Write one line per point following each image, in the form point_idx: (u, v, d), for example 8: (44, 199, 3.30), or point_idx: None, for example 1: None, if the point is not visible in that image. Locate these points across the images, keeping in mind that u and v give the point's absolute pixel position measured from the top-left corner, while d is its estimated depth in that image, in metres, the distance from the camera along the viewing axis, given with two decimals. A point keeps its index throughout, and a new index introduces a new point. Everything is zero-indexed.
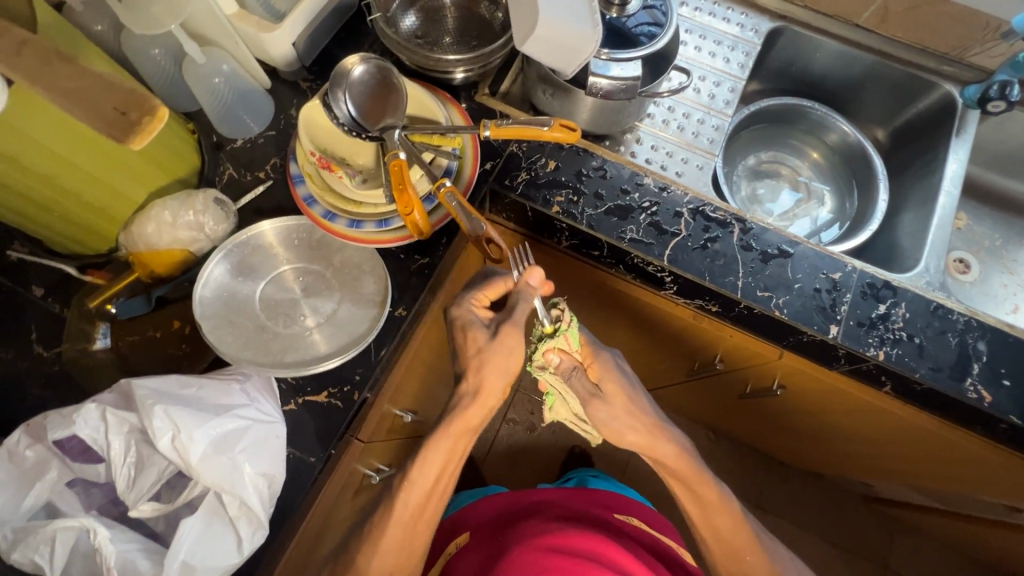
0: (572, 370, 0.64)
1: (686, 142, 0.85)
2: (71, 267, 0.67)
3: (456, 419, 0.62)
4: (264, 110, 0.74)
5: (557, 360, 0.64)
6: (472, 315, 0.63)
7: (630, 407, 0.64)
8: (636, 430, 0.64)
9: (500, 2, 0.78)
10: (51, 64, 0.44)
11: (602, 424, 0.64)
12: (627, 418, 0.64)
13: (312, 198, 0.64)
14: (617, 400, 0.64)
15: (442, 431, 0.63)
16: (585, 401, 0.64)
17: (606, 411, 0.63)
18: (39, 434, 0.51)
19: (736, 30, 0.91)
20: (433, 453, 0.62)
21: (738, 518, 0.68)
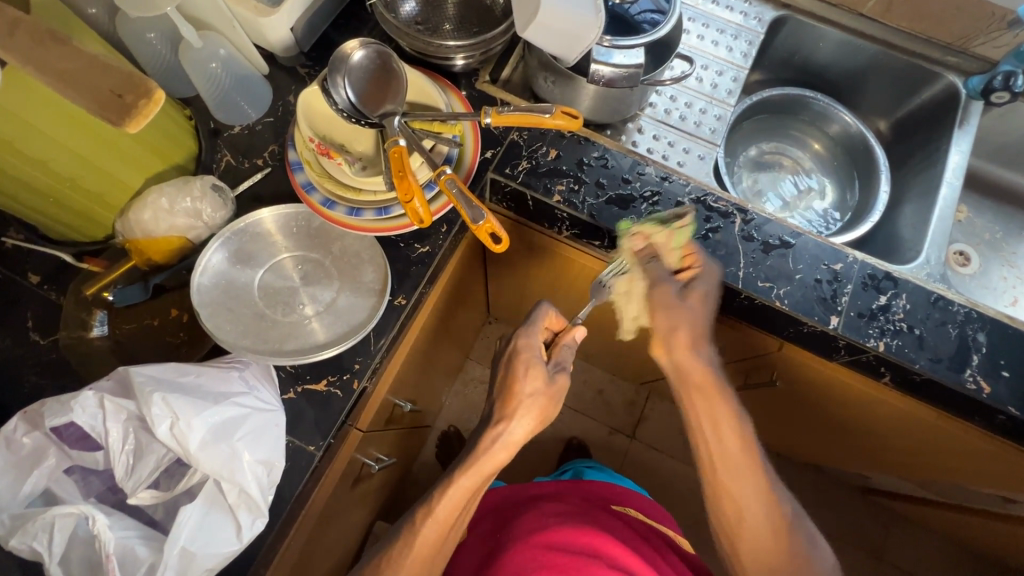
0: (650, 256, 0.68)
1: (688, 132, 0.84)
2: (68, 255, 0.66)
3: (494, 456, 0.64)
4: (261, 97, 0.73)
5: (640, 245, 0.68)
6: (537, 353, 0.67)
7: (699, 309, 0.65)
8: (684, 325, 0.64)
9: None
10: (45, 46, 0.43)
11: (662, 306, 0.65)
12: (693, 317, 0.64)
13: (310, 185, 0.64)
14: (698, 304, 0.65)
15: (480, 463, 0.64)
16: (655, 280, 0.66)
17: (676, 296, 0.64)
18: (37, 421, 0.50)
19: (739, 19, 0.90)
20: (467, 485, 0.64)
21: (743, 433, 0.64)
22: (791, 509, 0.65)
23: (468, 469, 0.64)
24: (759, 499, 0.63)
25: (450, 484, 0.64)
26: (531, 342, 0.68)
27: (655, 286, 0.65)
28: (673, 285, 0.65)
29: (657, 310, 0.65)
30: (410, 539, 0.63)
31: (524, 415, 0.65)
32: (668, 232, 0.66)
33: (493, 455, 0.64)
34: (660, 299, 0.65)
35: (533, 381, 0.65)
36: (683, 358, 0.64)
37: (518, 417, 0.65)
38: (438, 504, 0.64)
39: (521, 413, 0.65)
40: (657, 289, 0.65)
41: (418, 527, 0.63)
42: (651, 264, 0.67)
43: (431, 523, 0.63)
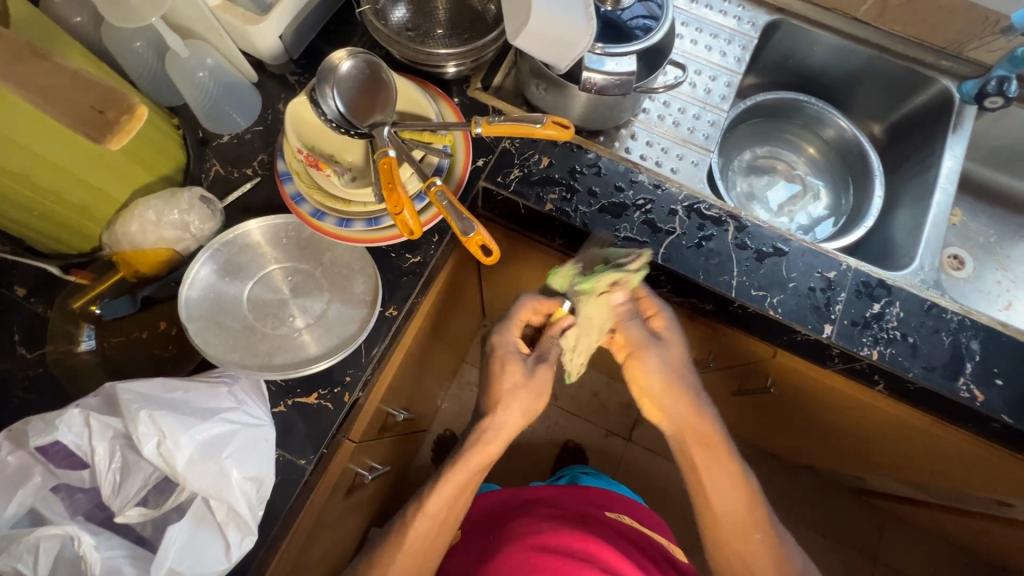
0: (629, 312, 0.69)
1: (682, 138, 0.83)
2: (54, 267, 0.65)
3: (478, 451, 0.66)
4: (251, 105, 0.72)
5: (615, 293, 0.66)
6: (512, 346, 0.68)
7: (681, 364, 0.69)
8: (675, 387, 0.68)
9: None
10: (24, 61, 0.43)
11: (649, 371, 0.68)
12: (675, 374, 0.69)
13: (300, 197, 0.63)
14: (679, 357, 0.69)
15: (465, 459, 0.65)
16: (642, 342, 0.68)
17: (659, 354, 0.68)
18: (21, 440, 0.49)
19: (732, 23, 0.90)
20: (454, 481, 0.66)
21: (745, 490, 0.67)
22: (802, 562, 0.68)
23: (456, 465, 0.66)
24: (767, 555, 0.66)
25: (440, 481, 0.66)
26: (508, 337, 0.68)
27: (636, 347, 0.68)
28: (654, 344, 0.68)
29: (643, 368, 0.69)
30: (400, 534, 0.65)
31: (507, 412, 0.66)
32: (627, 277, 0.65)
33: (477, 449, 0.66)
34: (642, 360, 0.69)
35: (514, 377, 0.66)
36: (676, 416, 0.69)
37: (498, 414, 0.66)
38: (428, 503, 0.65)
39: (499, 411, 0.66)
40: (638, 350, 0.69)
41: (409, 525, 0.65)
42: (631, 321, 0.69)
43: (421, 521, 0.65)
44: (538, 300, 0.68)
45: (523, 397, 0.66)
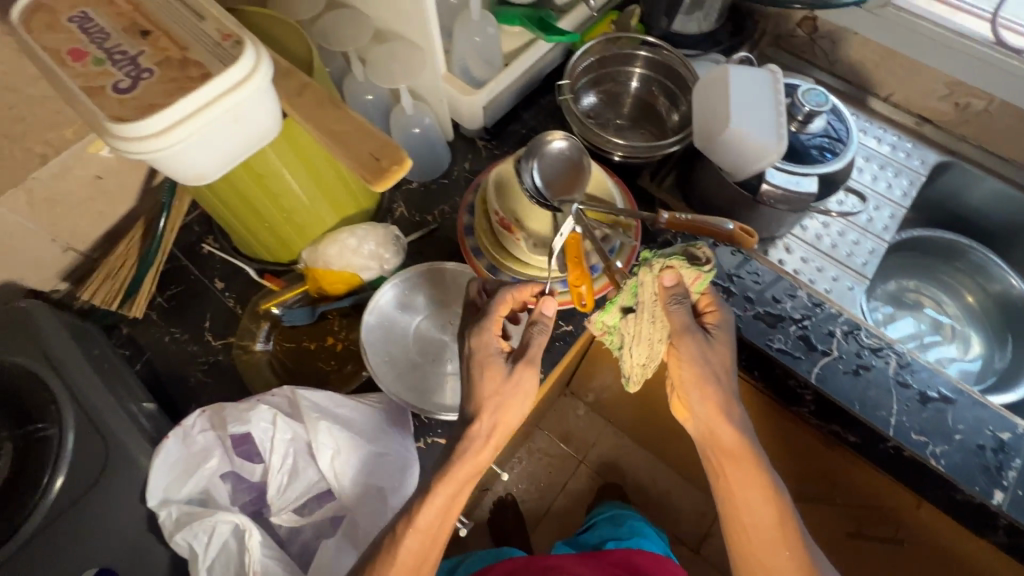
0: (682, 297, 0.56)
1: (837, 260, 0.83)
2: (253, 269, 0.73)
3: (433, 512, 0.51)
4: (441, 160, 0.80)
5: (670, 283, 0.56)
6: (494, 347, 0.54)
7: (724, 361, 0.58)
8: (709, 384, 0.56)
9: (679, 104, 0.81)
10: (325, 109, 0.51)
11: (687, 362, 0.57)
12: (718, 374, 0.57)
13: (478, 251, 0.69)
14: (724, 355, 0.58)
15: (415, 528, 0.50)
16: (682, 331, 0.57)
17: (702, 349, 0.56)
18: (216, 422, 0.54)
19: (900, 158, 0.90)
20: (418, 550, 0.50)
21: (779, 505, 0.57)
22: None
23: (408, 535, 0.50)
24: None
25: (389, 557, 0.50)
26: (487, 343, 0.54)
27: (682, 334, 0.57)
28: (699, 338, 0.57)
29: (678, 364, 0.58)
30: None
31: (479, 454, 0.51)
32: (697, 274, 0.57)
33: (428, 513, 0.50)
34: (679, 354, 0.57)
35: (487, 392, 0.52)
36: (708, 419, 0.58)
37: (464, 465, 0.51)
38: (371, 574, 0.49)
39: (476, 431, 0.52)
40: (677, 340, 0.57)
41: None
42: (678, 308, 0.56)
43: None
44: (515, 287, 0.57)
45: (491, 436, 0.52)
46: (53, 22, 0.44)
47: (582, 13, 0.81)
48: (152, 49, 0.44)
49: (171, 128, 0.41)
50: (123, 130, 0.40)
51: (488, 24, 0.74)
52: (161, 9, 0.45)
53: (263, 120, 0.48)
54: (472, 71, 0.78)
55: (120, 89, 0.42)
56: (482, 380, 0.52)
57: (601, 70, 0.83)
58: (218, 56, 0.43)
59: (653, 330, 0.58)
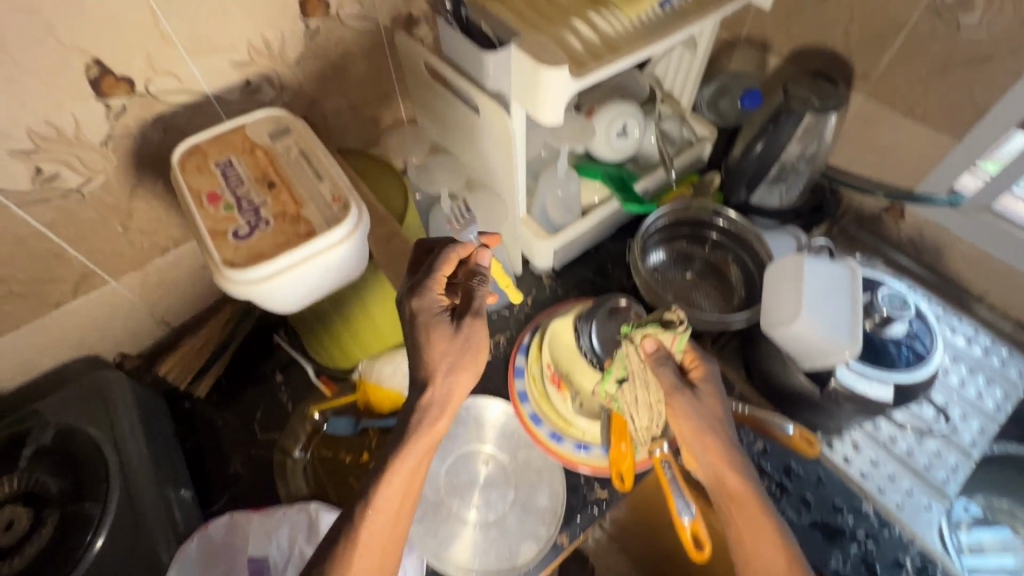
0: (665, 360, 0.56)
1: (913, 470, 0.75)
2: (312, 368, 0.77)
3: (392, 504, 0.49)
4: (507, 290, 0.83)
5: (652, 348, 0.56)
6: (439, 306, 0.52)
7: (718, 410, 0.56)
8: (708, 439, 0.54)
9: (750, 282, 0.80)
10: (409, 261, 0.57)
11: (681, 421, 0.55)
12: (716, 424, 0.55)
13: (526, 396, 0.69)
14: (716, 406, 0.56)
15: (375, 519, 0.48)
16: (671, 392, 0.55)
17: (691, 406, 0.55)
18: (240, 525, 0.60)
19: (992, 365, 0.83)
20: (383, 537, 0.48)
21: (792, 552, 0.51)
22: None
23: (367, 522, 0.47)
24: None
25: (349, 550, 0.47)
26: (428, 300, 0.52)
27: (671, 395, 0.55)
28: (688, 395, 0.55)
29: (678, 423, 0.55)
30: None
31: (434, 426, 0.51)
32: (673, 335, 0.56)
33: (385, 499, 0.48)
34: (673, 412, 0.55)
35: (438, 355, 0.50)
36: (715, 468, 0.55)
37: (423, 434, 0.50)
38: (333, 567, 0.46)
39: (428, 399, 0.51)
40: (670, 399, 0.55)
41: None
42: (663, 369, 0.56)
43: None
44: (459, 244, 0.54)
45: (445, 413, 0.51)
46: (202, 166, 0.52)
47: (660, 173, 0.85)
48: (274, 198, 0.51)
49: (269, 277, 0.46)
50: (231, 274, 0.45)
51: (571, 182, 0.80)
52: (290, 166, 0.53)
53: (351, 270, 0.52)
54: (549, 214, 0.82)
55: (238, 235, 0.47)
56: (424, 338, 0.51)
57: (674, 229, 0.84)
58: (325, 216, 0.49)
59: (647, 395, 0.56)
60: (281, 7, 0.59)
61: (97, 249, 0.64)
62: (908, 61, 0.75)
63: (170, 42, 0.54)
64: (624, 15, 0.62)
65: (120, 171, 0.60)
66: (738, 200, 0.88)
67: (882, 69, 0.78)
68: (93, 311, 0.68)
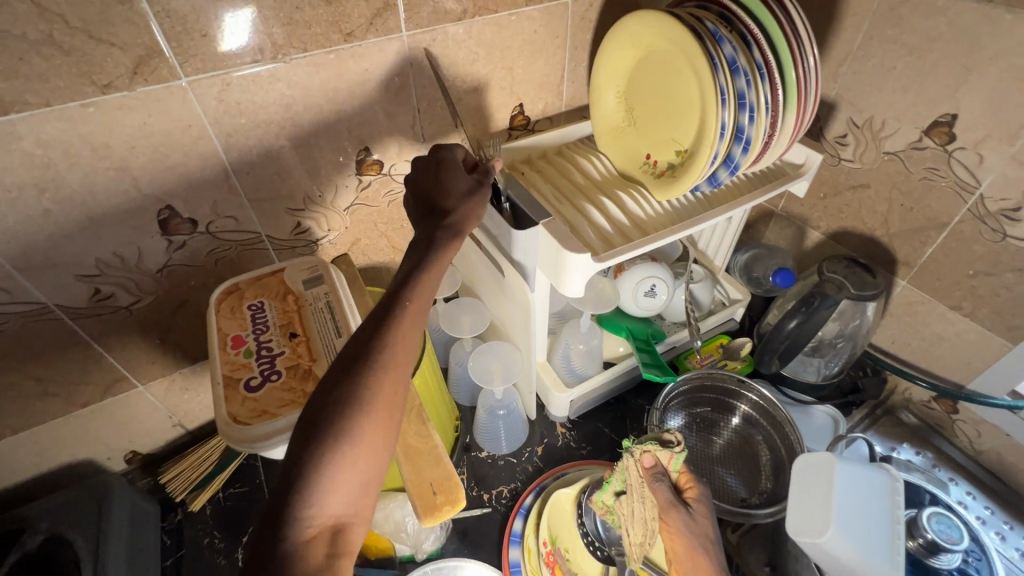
0: (662, 479, 0.57)
1: None
2: None
3: (406, 329, 0.44)
4: (518, 436, 0.79)
5: (650, 463, 0.58)
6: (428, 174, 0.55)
7: (710, 531, 0.56)
8: (704, 560, 0.53)
9: (780, 472, 0.73)
10: (411, 415, 0.56)
11: (673, 538, 0.55)
12: (707, 546, 0.54)
13: (518, 571, 0.64)
14: (710, 527, 0.56)
15: (394, 345, 0.43)
16: (666, 509, 0.56)
17: (688, 524, 0.55)
18: None
19: None
20: (401, 364, 0.43)
21: None
22: None
23: (385, 356, 0.42)
24: None
25: (363, 371, 0.41)
26: (457, 152, 0.57)
27: (665, 512, 0.56)
28: (683, 511, 0.56)
29: (671, 544, 0.55)
30: (338, 464, 0.38)
31: (448, 251, 0.49)
32: (670, 454, 0.58)
33: (403, 327, 0.44)
34: (669, 530, 0.55)
35: (458, 189, 0.54)
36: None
37: (431, 276, 0.47)
38: (348, 389, 0.40)
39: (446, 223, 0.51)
40: (665, 515, 0.56)
41: (338, 444, 0.38)
42: (661, 486, 0.57)
43: (364, 428, 0.39)
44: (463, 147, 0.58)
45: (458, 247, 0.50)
46: (236, 307, 0.56)
47: (684, 335, 0.85)
48: (292, 348, 0.53)
49: (266, 436, 0.46)
50: (232, 429, 0.46)
51: (594, 336, 0.79)
52: (313, 316, 0.55)
53: None
54: (571, 361, 0.80)
55: (249, 386, 0.49)
56: (451, 172, 0.54)
57: (697, 394, 0.81)
58: None
59: (641, 508, 0.57)
60: (339, 165, 0.65)
61: (132, 358, 0.67)
62: (952, 258, 0.73)
63: (235, 191, 0.61)
64: (654, 198, 0.67)
65: (169, 293, 0.65)
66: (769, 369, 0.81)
67: (924, 260, 0.76)
68: (116, 412, 0.71)
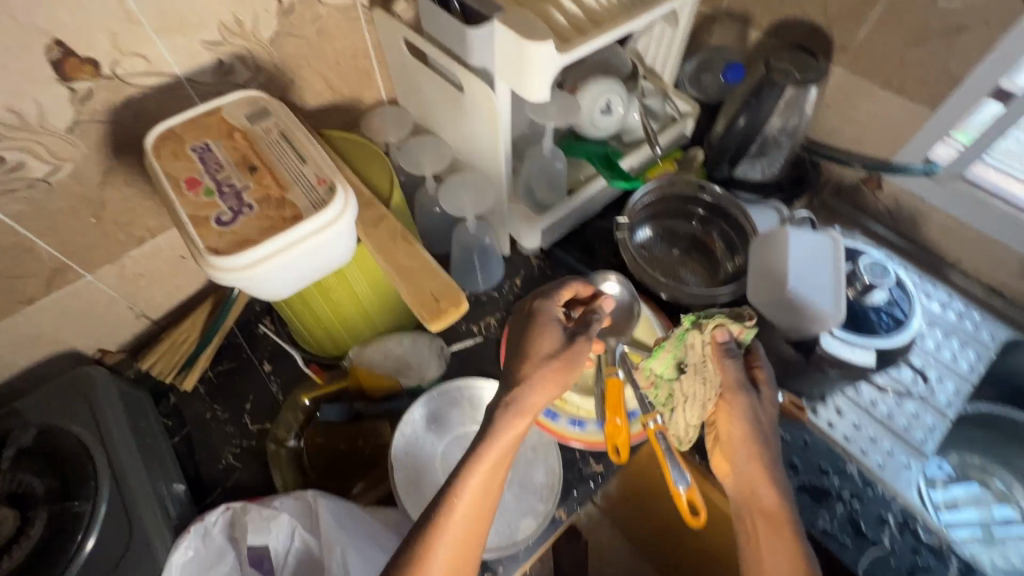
0: (729, 357, 0.56)
1: (893, 431, 0.77)
2: (302, 358, 0.76)
3: (495, 464, 0.51)
4: (495, 273, 0.82)
5: (716, 338, 0.56)
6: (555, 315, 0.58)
7: (770, 416, 0.55)
8: (759, 445, 0.54)
9: (736, 254, 0.81)
10: (394, 240, 0.56)
11: (733, 417, 0.55)
12: (764, 431, 0.54)
13: None
14: (771, 412, 0.55)
15: (473, 479, 0.50)
16: (730, 390, 0.55)
17: (753, 408, 0.54)
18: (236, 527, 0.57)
19: (964, 328, 0.85)
20: (481, 499, 0.50)
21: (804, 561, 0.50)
22: None
23: (462, 488, 0.49)
24: None
25: (449, 497, 0.49)
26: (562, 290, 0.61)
27: (730, 391, 0.55)
28: (749, 394, 0.54)
29: (728, 421, 0.55)
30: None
31: (544, 379, 0.53)
32: (737, 327, 0.56)
33: (481, 463, 0.50)
34: (728, 410, 0.55)
35: (547, 339, 0.56)
36: (749, 477, 0.54)
37: (507, 420, 0.51)
38: (434, 521, 0.48)
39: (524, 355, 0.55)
40: (729, 395, 0.55)
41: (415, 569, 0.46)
42: (730, 364, 0.55)
43: (436, 554, 0.47)
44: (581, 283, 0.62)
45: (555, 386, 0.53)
46: (179, 151, 0.50)
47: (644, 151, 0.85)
48: (256, 183, 0.49)
49: (255, 264, 0.45)
50: (215, 261, 0.44)
51: (558, 159, 0.78)
52: (271, 149, 0.51)
53: (338, 256, 0.51)
54: (535, 193, 0.81)
55: (221, 221, 0.46)
56: (545, 320, 0.57)
57: (660, 206, 0.84)
58: (311, 198, 0.48)
59: (700, 388, 0.57)
60: None
61: (70, 243, 0.61)
62: (886, 33, 0.76)
63: (135, 19, 0.51)
64: None
65: (89, 160, 0.57)
66: (722, 174, 0.89)
67: (860, 41, 0.79)
68: (69, 306, 0.66)
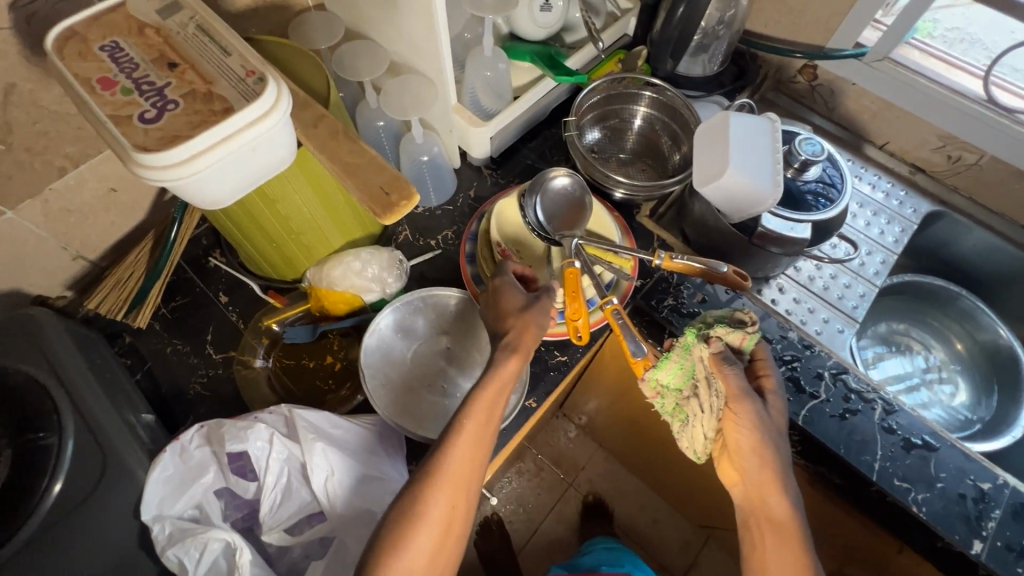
0: (732, 363, 0.57)
1: (829, 302, 0.84)
2: (259, 286, 0.74)
3: (467, 454, 0.52)
4: (446, 186, 0.81)
5: (716, 347, 0.58)
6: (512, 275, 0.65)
7: (778, 425, 0.57)
8: (769, 455, 0.55)
9: (681, 145, 0.83)
10: (337, 139, 0.54)
11: (741, 424, 0.56)
12: (774, 438, 0.56)
13: (479, 279, 0.72)
14: (779, 420, 0.58)
15: (448, 466, 0.51)
16: (740, 396, 0.56)
17: (761, 413, 0.56)
18: (211, 438, 0.58)
19: (892, 204, 0.91)
20: (457, 484, 0.51)
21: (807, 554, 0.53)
22: None
23: (439, 472, 0.51)
24: None
25: (426, 483, 0.50)
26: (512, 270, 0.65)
27: (738, 397, 0.56)
28: (755, 401, 0.56)
29: (735, 427, 0.56)
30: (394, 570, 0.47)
31: (503, 375, 0.57)
32: (741, 335, 0.60)
33: (454, 455, 0.52)
34: (737, 419, 0.56)
35: (513, 304, 0.61)
36: (760, 486, 0.55)
37: (470, 414, 0.54)
38: (412, 508, 0.49)
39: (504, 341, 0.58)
40: (735, 403, 0.56)
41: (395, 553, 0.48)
42: (732, 371, 0.57)
43: (417, 537, 0.48)
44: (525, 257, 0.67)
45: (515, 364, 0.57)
46: (84, 50, 0.46)
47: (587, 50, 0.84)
48: (178, 80, 0.46)
49: (187, 161, 0.43)
50: (143, 159, 0.42)
51: (499, 61, 0.76)
52: (189, 44, 0.48)
53: (276, 154, 0.49)
54: (480, 101, 0.79)
55: (145, 119, 0.44)
56: (507, 294, 0.62)
57: (606, 107, 0.85)
58: (240, 89, 0.45)
59: (710, 398, 0.58)
60: None
61: None
62: None
63: None
64: None
65: None
66: (665, 68, 0.87)
67: None
68: None
